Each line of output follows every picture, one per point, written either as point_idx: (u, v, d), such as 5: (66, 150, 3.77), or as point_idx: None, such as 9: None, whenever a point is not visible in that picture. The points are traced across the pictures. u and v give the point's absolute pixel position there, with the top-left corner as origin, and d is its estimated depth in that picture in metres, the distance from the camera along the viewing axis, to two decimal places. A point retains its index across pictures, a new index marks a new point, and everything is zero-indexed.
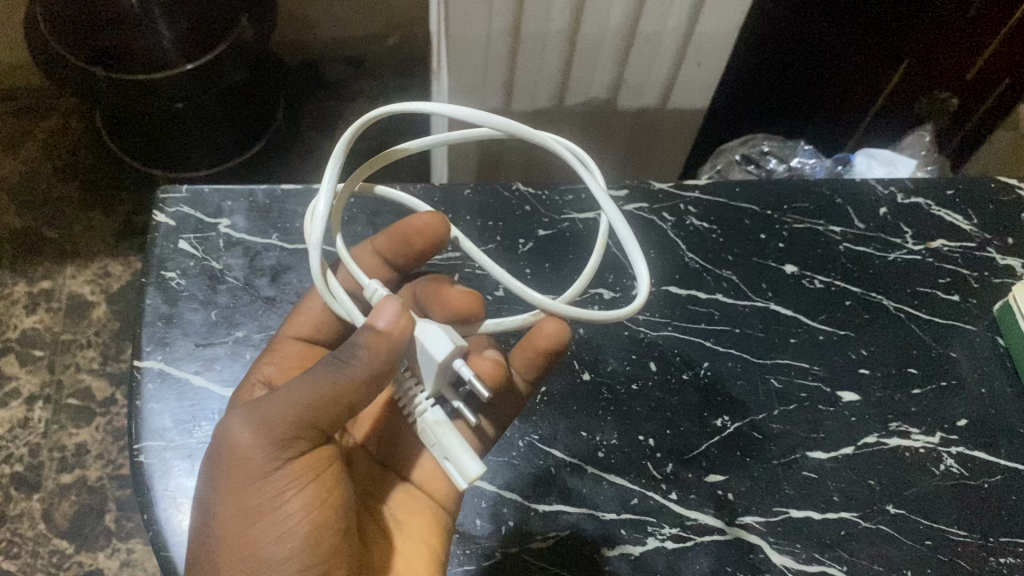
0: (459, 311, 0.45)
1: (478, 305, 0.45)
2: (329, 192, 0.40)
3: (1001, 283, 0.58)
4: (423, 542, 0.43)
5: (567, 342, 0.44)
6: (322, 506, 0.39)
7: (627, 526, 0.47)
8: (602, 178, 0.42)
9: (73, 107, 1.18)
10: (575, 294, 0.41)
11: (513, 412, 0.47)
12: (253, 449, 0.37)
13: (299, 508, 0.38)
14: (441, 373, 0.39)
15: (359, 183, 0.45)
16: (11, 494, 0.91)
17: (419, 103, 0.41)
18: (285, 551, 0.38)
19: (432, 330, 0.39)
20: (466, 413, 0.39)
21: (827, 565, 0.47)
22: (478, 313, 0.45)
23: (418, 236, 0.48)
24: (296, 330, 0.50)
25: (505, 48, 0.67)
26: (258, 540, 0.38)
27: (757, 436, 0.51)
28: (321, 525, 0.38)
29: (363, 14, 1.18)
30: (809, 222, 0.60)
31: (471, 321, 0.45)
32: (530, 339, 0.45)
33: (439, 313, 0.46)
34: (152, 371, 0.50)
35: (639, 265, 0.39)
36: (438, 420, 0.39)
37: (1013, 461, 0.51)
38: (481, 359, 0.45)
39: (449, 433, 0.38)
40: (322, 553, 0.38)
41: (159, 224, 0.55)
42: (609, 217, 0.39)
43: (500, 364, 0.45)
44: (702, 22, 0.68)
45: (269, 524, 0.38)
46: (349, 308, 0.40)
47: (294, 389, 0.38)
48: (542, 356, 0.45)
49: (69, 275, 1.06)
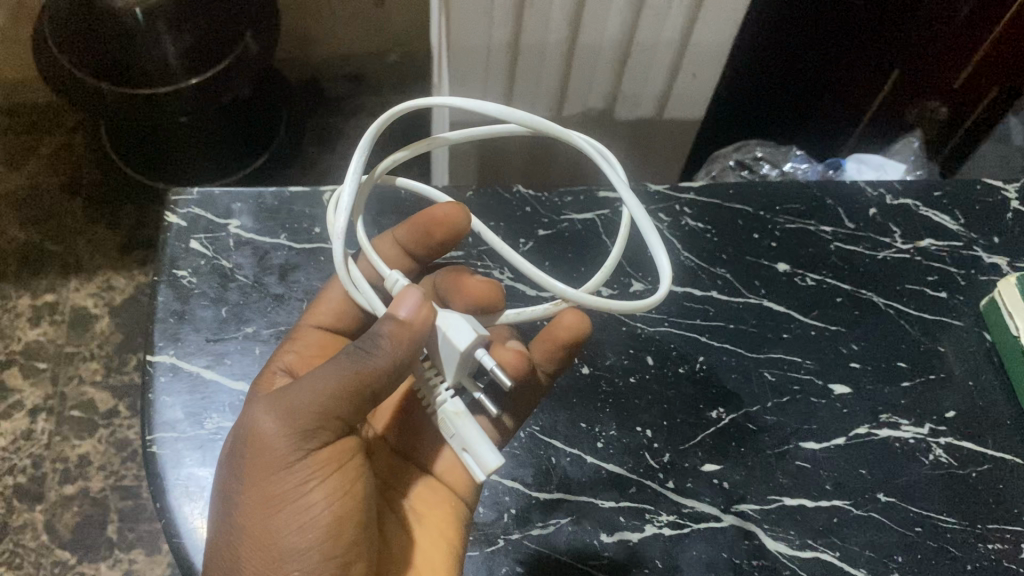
0: (479, 301, 0.47)
1: (497, 294, 0.47)
2: (353, 182, 0.41)
3: (987, 280, 0.60)
4: (442, 537, 0.45)
5: (586, 335, 0.46)
6: (344, 499, 0.40)
7: (625, 514, 0.49)
8: (622, 174, 0.45)
9: (78, 122, 1.19)
10: (595, 286, 0.43)
11: (530, 402, 0.48)
12: (277, 438, 0.39)
13: (320, 499, 0.39)
14: (463, 363, 0.40)
15: (384, 175, 0.47)
16: (14, 505, 0.92)
17: (461, 100, 0.43)
18: (306, 541, 0.39)
19: (456, 319, 0.40)
20: (485, 404, 0.39)
21: (819, 550, 0.48)
22: (497, 305, 0.47)
23: (438, 227, 0.50)
24: (318, 319, 0.51)
25: (505, 60, 0.69)
26: (279, 530, 0.39)
27: (751, 427, 0.52)
28: (342, 516, 0.39)
29: (366, 33, 1.20)
30: (800, 222, 0.61)
31: (490, 312, 0.47)
32: (550, 330, 0.47)
33: (459, 304, 0.48)
34: (163, 365, 0.51)
35: (659, 256, 0.41)
36: (457, 410, 0.39)
37: (999, 450, 0.53)
38: (503, 351, 0.46)
39: (467, 424, 0.39)
40: (343, 543, 0.39)
41: (171, 225, 0.57)
42: (636, 214, 0.41)
43: (522, 355, 0.46)
44: (697, 33, 0.69)
45: (291, 514, 0.39)
46: (370, 298, 0.42)
47: (317, 379, 0.39)
48: (561, 348, 0.46)
49: (73, 288, 1.07)
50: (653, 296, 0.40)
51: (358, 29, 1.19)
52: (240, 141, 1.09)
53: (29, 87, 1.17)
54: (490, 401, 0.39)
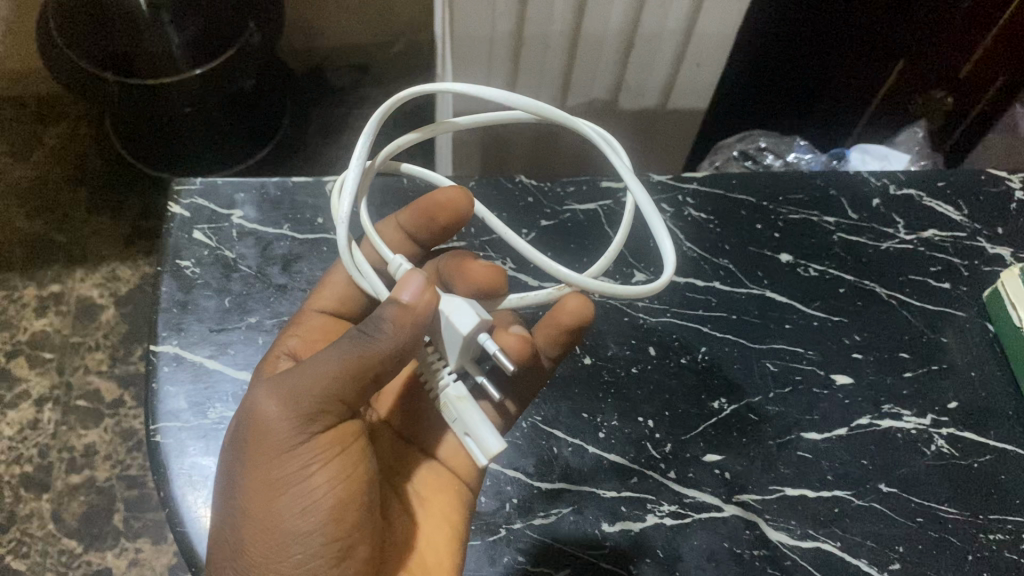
0: (482, 286, 0.47)
1: (500, 277, 0.48)
2: (358, 165, 0.41)
3: (990, 271, 0.60)
4: (445, 520, 0.45)
5: (590, 319, 0.46)
6: (347, 481, 0.40)
7: (627, 504, 0.49)
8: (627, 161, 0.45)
9: (82, 113, 1.19)
10: (598, 271, 0.43)
11: (535, 387, 0.49)
12: (281, 422, 0.39)
13: (323, 482, 0.39)
14: (465, 348, 0.40)
15: (388, 162, 0.47)
16: (21, 494, 0.93)
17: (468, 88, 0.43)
18: (309, 525, 0.39)
19: (458, 303, 0.39)
20: (487, 389, 0.39)
21: (821, 541, 0.49)
22: (502, 289, 0.48)
23: (442, 211, 0.50)
24: (321, 304, 0.51)
25: (508, 50, 0.69)
26: (282, 513, 0.39)
27: (753, 417, 0.52)
28: (345, 499, 0.40)
29: (369, 22, 1.20)
30: (804, 213, 0.61)
31: (495, 296, 0.47)
32: (553, 314, 0.46)
33: (462, 288, 0.48)
34: (167, 355, 0.52)
35: (663, 241, 0.41)
36: (459, 395, 0.39)
37: (1002, 441, 0.53)
38: (506, 334, 0.46)
39: (468, 409, 0.39)
40: (345, 525, 0.39)
41: (174, 215, 0.57)
42: (639, 199, 0.41)
43: (525, 339, 0.46)
44: (701, 23, 0.69)
45: (293, 497, 0.39)
46: (374, 283, 0.42)
47: (320, 362, 0.39)
48: (565, 332, 0.47)
49: (79, 278, 1.08)
50: (656, 281, 0.40)
51: (361, 19, 1.19)
52: (244, 132, 1.09)
53: (32, 78, 1.17)
54: (492, 386, 0.39)
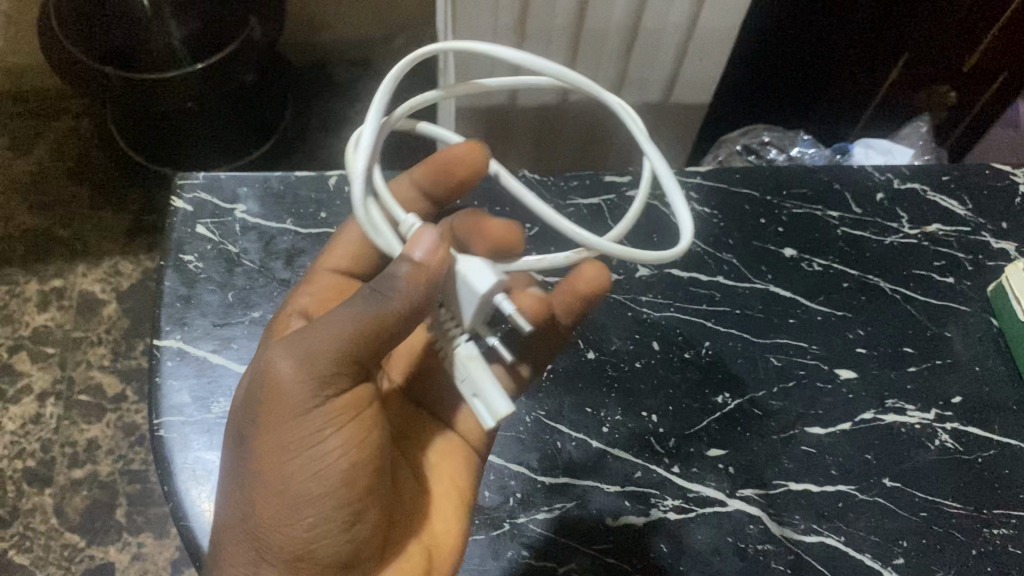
0: (501, 244, 0.49)
1: (518, 236, 0.50)
2: (377, 116, 0.40)
3: (995, 265, 0.60)
4: (454, 489, 0.46)
5: (606, 291, 0.47)
6: (360, 447, 0.40)
7: (631, 498, 0.49)
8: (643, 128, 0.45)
9: (84, 108, 1.19)
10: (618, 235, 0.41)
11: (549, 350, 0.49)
12: (296, 383, 0.38)
13: (335, 447, 0.39)
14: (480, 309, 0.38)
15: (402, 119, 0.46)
16: (23, 488, 0.93)
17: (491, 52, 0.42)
18: (320, 489, 0.39)
19: (474, 263, 0.38)
20: (499, 352, 0.38)
21: (825, 535, 0.49)
22: (518, 246, 0.50)
23: (459, 165, 0.50)
24: (334, 262, 0.51)
25: (510, 44, 0.69)
26: (294, 475, 0.39)
27: (757, 412, 0.52)
28: (356, 464, 0.39)
29: (371, 17, 1.20)
30: (807, 207, 0.61)
31: (512, 252, 0.50)
32: (567, 281, 0.47)
33: (480, 246, 0.49)
34: (171, 350, 0.52)
35: (682, 211, 0.41)
36: (470, 355, 0.39)
37: (1006, 437, 0.53)
38: (526, 296, 0.45)
39: (479, 369, 0.38)
40: (356, 491, 0.39)
41: (177, 210, 0.57)
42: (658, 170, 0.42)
43: (545, 301, 0.45)
44: (704, 18, 0.69)
45: (306, 460, 0.39)
46: (388, 240, 0.40)
47: (335, 320, 0.38)
48: (579, 301, 0.47)
49: (81, 273, 1.08)
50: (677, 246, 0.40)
51: (363, 13, 1.19)
52: (246, 127, 1.09)
53: (34, 72, 1.17)
54: (505, 349, 0.38)
